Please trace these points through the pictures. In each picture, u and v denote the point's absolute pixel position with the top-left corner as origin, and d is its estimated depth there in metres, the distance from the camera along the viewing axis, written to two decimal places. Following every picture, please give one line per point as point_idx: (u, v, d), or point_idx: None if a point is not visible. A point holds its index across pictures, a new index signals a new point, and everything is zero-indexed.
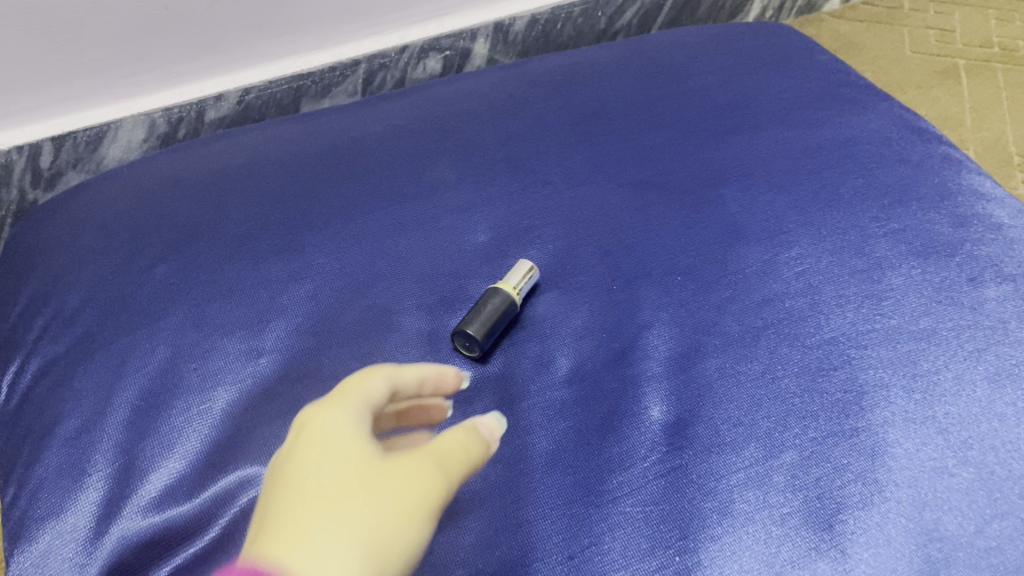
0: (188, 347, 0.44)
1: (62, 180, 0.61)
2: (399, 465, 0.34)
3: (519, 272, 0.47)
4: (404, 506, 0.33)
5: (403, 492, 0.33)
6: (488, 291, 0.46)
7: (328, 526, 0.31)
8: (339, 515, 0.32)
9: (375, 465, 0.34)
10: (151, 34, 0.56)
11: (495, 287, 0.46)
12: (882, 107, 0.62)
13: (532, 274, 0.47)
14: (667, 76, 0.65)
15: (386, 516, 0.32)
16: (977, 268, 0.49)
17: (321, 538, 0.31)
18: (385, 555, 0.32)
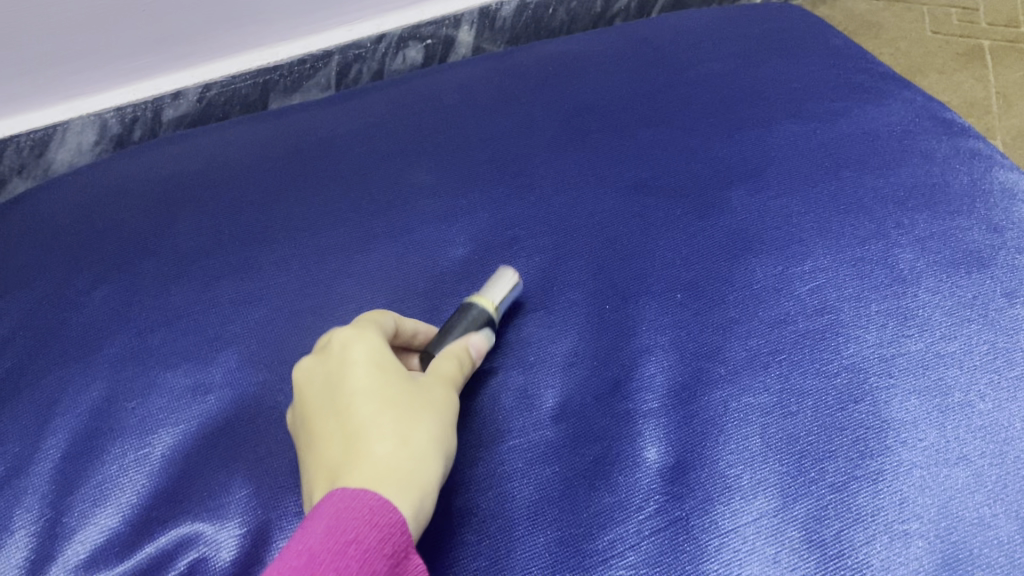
0: (126, 383, 0.40)
1: (7, 188, 0.56)
2: (431, 387, 0.35)
3: (493, 282, 0.42)
4: (446, 417, 0.35)
5: (446, 413, 0.35)
6: (458, 310, 0.40)
7: (389, 442, 0.33)
8: (394, 428, 0.33)
9: (411, 387, 0.35)
10: (96, 27, 0.51)
11: (465, 305, 0.41)
12: (902, 97, 0.57)
13: (512, 283, 0.42)
14: (666, 66, 0.60)
15: (437, 428, 0.34)
16: (1011, 282, 0.44)
17: (382, 455, 0.32)
18: (443, 462, 0.34)
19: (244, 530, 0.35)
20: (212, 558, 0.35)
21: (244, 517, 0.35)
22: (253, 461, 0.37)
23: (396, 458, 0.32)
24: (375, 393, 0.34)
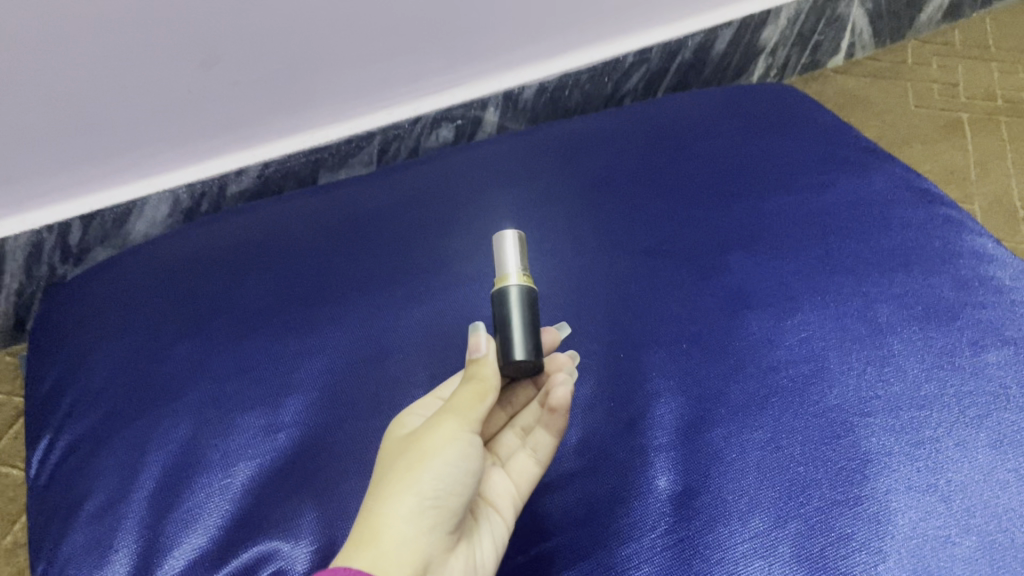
0: (208, 424, 0.46)
1: (91, 256, 0.64)
2: (419, 431, 0.37)
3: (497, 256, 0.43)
4: (422, 453, 0.36)
5: (421, 454, 0.36)
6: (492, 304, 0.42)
7: (368, 504, 0.36)
8: (375, 489, 0.36)
9: (403, 443, 0.37)
10: (174, 116, 0.60)
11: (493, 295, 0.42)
12: (883, 169, 0.64)
13: (507, 241, 0.42)
14: (672, 143, 0.67)
15: (407, 473, 0.36)
16: (978, 332, 0.50)
17: (361, 517, 0.35)
18: (413, 501, 0.35)
19: (314, 547, 0.41)
20: (287, 571, 0.41)
21: (314, 536, 0.42)
22: (319, 491, 0.43)
23: (366, 516, 0.35)
24: (381, 461, 0.38)
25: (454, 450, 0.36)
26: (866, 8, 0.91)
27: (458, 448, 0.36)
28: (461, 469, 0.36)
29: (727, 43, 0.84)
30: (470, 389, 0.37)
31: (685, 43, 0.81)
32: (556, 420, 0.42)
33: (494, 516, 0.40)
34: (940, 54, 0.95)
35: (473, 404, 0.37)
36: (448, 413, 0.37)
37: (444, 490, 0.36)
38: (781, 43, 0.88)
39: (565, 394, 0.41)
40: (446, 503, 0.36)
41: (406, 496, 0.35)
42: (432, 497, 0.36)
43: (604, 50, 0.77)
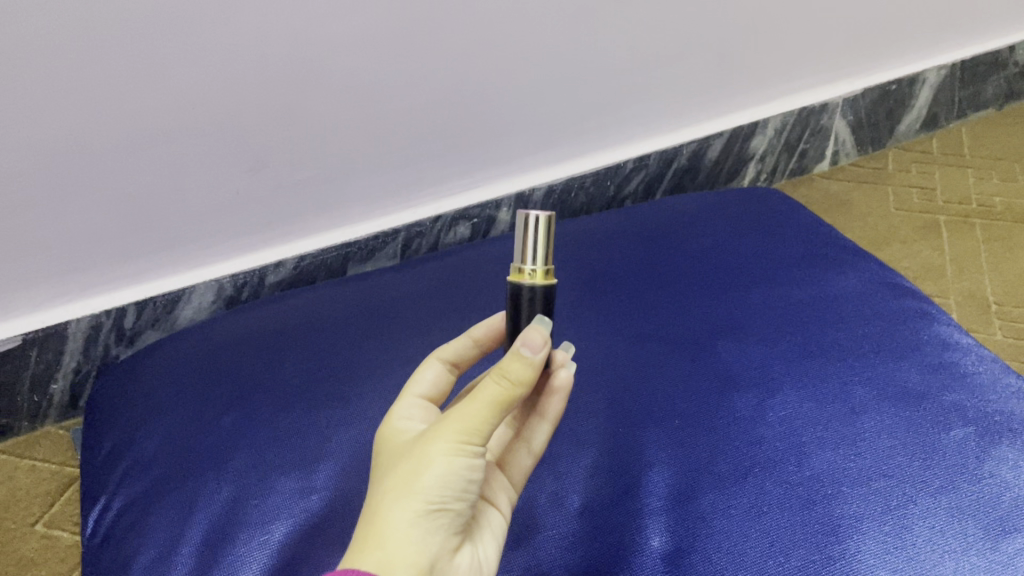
0: (249, 487, 0.52)
1: (142, 338, 0.71)
2: (425, 437, 0.36)
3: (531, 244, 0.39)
4: (424, 459, 0.35)
5: (424, 460, 0.35)
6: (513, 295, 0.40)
7: (372, 507, 0.35)
8: (380, 493, 0.36)
9: (409, 447, 0.37)
10: (223, 215, 0.68)
11: (522, 287, 0.40)
12: (860, 266, 0.70)
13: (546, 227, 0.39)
14: (667, 241, 0.74)
15: (408, 479, 0.35)
16: (942, 412, 0.56)
17: (364, 519, 0.35)
18: (412, 509, 0.34)
19: None
20: None
21: None
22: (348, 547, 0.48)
23: (368, 519, 0.35)
24: (388, 462, 0.37)
25: (459, 461, 0.35)
26: (847, 119, 0.99)
27: (464, 457, 0.35)
28: (466, 480, 0.36)
29: (719, 150, 0.92)
30: (484, 402, 0.35)
31: (680, 151, 0.89)
32: (558, 404, 0.44)
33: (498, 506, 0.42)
34: (919, 161, 1.03)
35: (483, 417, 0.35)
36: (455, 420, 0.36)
37: (448, 498, 0.35)
38: (769, 150, 0.96)
39: (568, 376, 0.43)
40: (449, 509, 0.36)
41: (410, 505, 0.34)
42: (436, 503, 0.35)
43: (605, 157, 0.85)
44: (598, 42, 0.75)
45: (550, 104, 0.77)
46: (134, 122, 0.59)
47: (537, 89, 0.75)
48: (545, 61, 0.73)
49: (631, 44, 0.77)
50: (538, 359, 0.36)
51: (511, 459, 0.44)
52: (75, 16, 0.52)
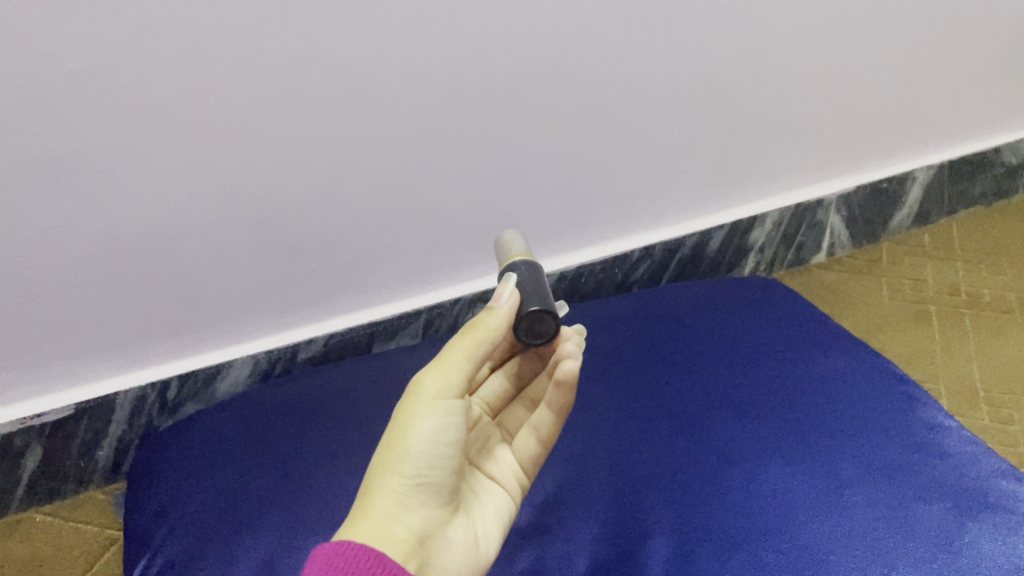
0: (280, 548, 0.57)
1: (182, 409, 0.76)
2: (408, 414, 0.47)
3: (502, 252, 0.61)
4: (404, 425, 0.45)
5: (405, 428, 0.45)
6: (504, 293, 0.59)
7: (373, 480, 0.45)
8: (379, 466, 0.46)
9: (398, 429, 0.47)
10: (261, 296, 0.74)
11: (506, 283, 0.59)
12: (850, 350, 0.75)
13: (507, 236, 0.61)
14: (670, 324, 0.79)
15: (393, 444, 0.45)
16: (925, 487, 0.60)
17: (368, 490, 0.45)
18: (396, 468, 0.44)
19: None
20: None
21: None
22: None
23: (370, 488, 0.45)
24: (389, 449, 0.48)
25: (424, 425, 0.45)
26: (841, 214, 1.06)
27: (429, 420, 0.45)
28: (441, 436, 0.45)
29: (720, 241, 0.98)
30: (446, 367, 0.46)
31: (684, 241, 0.96)
32: (560, 395, 0.52)
33: (505, 483, 0.52)
34: (912, 253, 1.09)
35: (440, 381, 0.45)
36: (415, 392, 0.46)
37: (422, 466, 0.45)
38: (768, 242, 1.03)
39: (572, 368, 0.50)
40: (428, 476, 0.45)
41: (391, 478, 0.44)
42: (413, 474, 0.45)
43: (613, 246, 0.92)
44: (605, 142, 0.82)
45: (562, 197, 0.84)
46: (188, 212, 0.66)
47: (549, 184, 0.82)
48: (556, 159, 0.80)
49: (636, 143, 0.84)
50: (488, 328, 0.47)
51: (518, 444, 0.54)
52: (145, 118, 0.60)
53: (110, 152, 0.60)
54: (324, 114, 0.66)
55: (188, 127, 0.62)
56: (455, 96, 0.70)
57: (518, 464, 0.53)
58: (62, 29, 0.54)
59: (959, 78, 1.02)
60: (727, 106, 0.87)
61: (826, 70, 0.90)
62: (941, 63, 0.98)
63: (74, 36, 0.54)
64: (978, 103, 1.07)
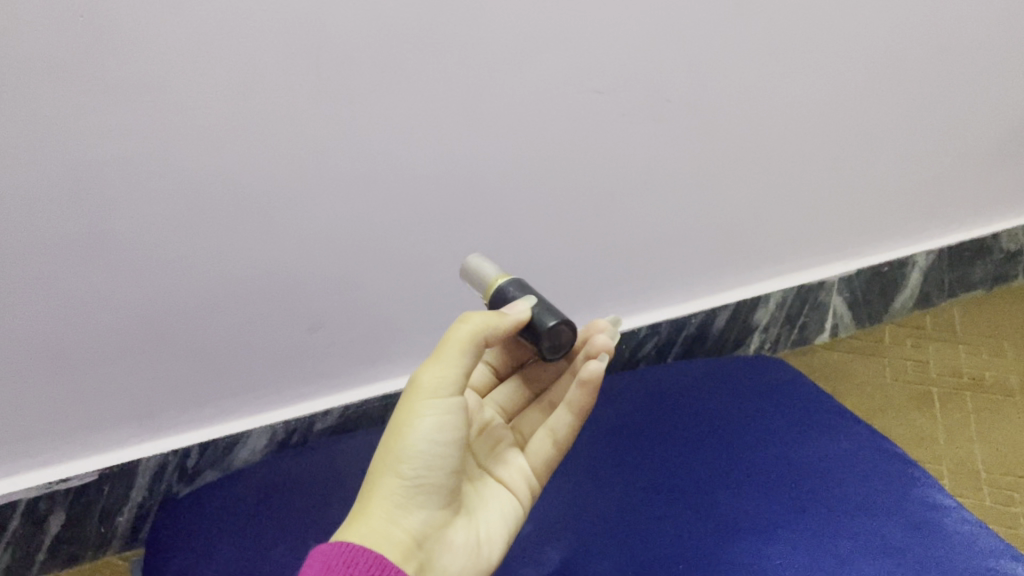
0: None
1: (201, 477, 0.79)
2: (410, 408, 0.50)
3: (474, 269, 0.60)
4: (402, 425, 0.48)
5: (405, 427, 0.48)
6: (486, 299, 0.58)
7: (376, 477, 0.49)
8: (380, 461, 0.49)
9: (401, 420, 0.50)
10: (282, 369, 0.77)
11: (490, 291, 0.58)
12: (850, 429, 0.77)
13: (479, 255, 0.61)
14: (675, 401, 0.82)
15: (392, 445, 0.48)
16: (925, 567, 0.61)
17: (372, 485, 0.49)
18: (393, 472, 0.48)
19: None
20: None
21: None
22: None
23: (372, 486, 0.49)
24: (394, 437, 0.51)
25: (419, 425, 0.48)
26: (842, 296, 1.09)
27: (424, 419, 0.48)
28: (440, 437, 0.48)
29: (725, 320, 1.01)
30: (445, 370, 0.48)
31: (690, 319, 0.98)
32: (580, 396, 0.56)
33: (516, 483, 0.55)
34: (914, 335, 1.12)
35: (432, 382, 0.48)
36: (412, 391, 0.49)
37: (419, 466, 0.48)
38: (772, 322, 1.05)
39: (597, 369, 0.54)
40: (426, 475, 0.48)
41: (389, 479, 0.48)
42: (411, 473, 0.48)
43: (620, 324, 0.95)
44: (611, 224, 0.86)
45: (571, 276, 0.87)
46: (215, 284, 0.70)
47: (558, 263, 0.86)
48: (565, 240, 0.84)
49: (641, 226, 0.88)
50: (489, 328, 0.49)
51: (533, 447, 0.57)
52: (179, 197, 0.65)
53: (146, 230, 0.65)
54: (346, 193, 0.70)
55: (218, 206, 0.66)
56: (467, 179, 0.75)
57: (530, 465, 0.57)
58: (106, 116, 0.59)
59: (952, 165, 1.06)
60: (728, 191, 0.91)
61: (821, 158, 0.95)
62: (932, 152, 1.03)
63: (117, 123, 0.60)
64: (971, 190, 1.11)
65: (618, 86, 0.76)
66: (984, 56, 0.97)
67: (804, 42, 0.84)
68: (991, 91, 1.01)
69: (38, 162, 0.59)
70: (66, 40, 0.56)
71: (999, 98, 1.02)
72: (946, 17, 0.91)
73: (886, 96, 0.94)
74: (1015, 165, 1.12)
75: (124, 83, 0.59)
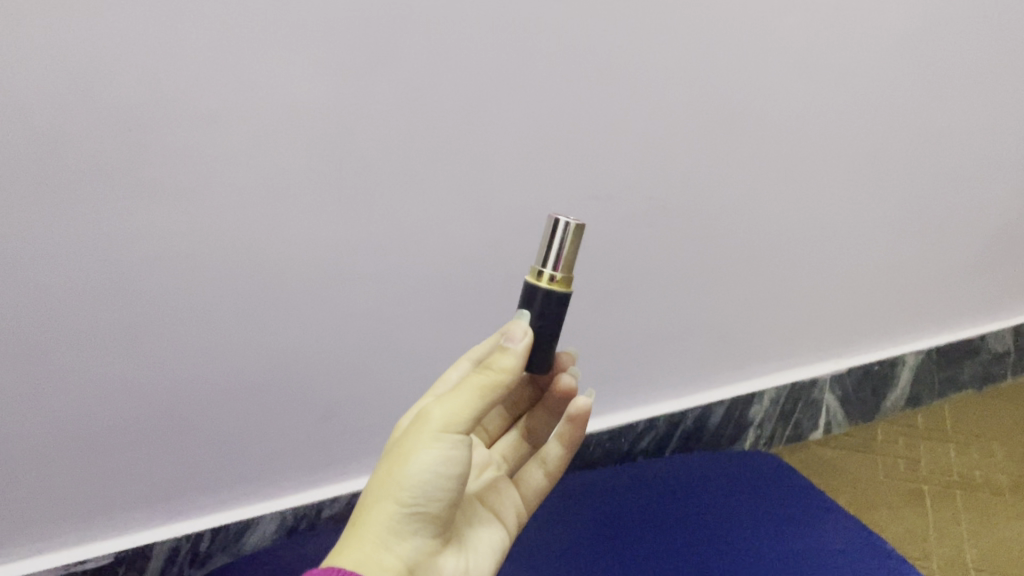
0: None
1: (210, 562, 0.82)
2: (415, 430, 0.46)
3: (555, 246, 0.51)
4: (409, 450, 0.45)
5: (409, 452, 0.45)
6: (527, 289, 0.51)
7: (368, 502, 0.46)
8: (375, 484, 0.46)
9: (399, 441, 0.47)
10: (294, 455, 0.83)
11: (539, 283, 0.51)
12: (840, 524, 0.80)
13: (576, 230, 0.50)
14: (670, 494, 0.85)
15: (394, 469, 0.45)
16: None
17: (363, 509, 0.46)
18: (392, 499, 0.44)
19: None
20: None
21: None
22: None
23: (366, 510, 0.45)
24: (385, 457, 0.48)
25: (431, 457, 0.45)
26: (835, 393, 1.13)
27: (437, 454, 0.45)
28: (445, 471, 0.45)
29: (720, 415, 1.05)
30: (464, 399, 0.45)
31: (687, 413, 1.02)
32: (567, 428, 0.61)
33: (507, 510, 0.58)
34: (905, 433, 1.15)
35: (447, 412, 0.45)
36: (429, 422, 0.45)
37: (421, 497, 0.45)
38: (767, 417, 1.09)
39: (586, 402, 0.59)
40: (425, 508, 0.46)
41: (387, 507, 0.44)
42: (412, 504, 0.45)
43: (618, 417, 0.99)
44: (611, 323, 0.91)
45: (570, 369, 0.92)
46: (236, 371, 0.76)
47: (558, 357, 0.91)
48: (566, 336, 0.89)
49: (639, 325, 0.93)
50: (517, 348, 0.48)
51: (525, 482, 0.62)
52: (206, 293, 0.71)
53: (179, 321, 0.71)
54: (361, 288, 0.77)
55: (244, 298, 0.72)
56: (474, 281, 0.81)
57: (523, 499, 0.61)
58: (153, 221, 0.66)
59: (935, 270, 1.11)
60: (720, 293, 0.96)
61: (811, 266, 1.00)
62: (915, 260, 1.09)
63: (160, 228, 0.66)
64: (955, 295, 1.17)
65: (615, 194, 0.82)
66: (959, 172, 1.04)
67: (792, 157, 0.90)
68: (971, 203, 1.07)
69: (86, 263, 0.65)
70: (124, 158, 0.62)
71: (977, 210, 1.09)
72: (925, 137, 0.98)
73: (870, 208, 1.00)
74: (994, 271, 1.17)
75: (171, 193, 0.65)
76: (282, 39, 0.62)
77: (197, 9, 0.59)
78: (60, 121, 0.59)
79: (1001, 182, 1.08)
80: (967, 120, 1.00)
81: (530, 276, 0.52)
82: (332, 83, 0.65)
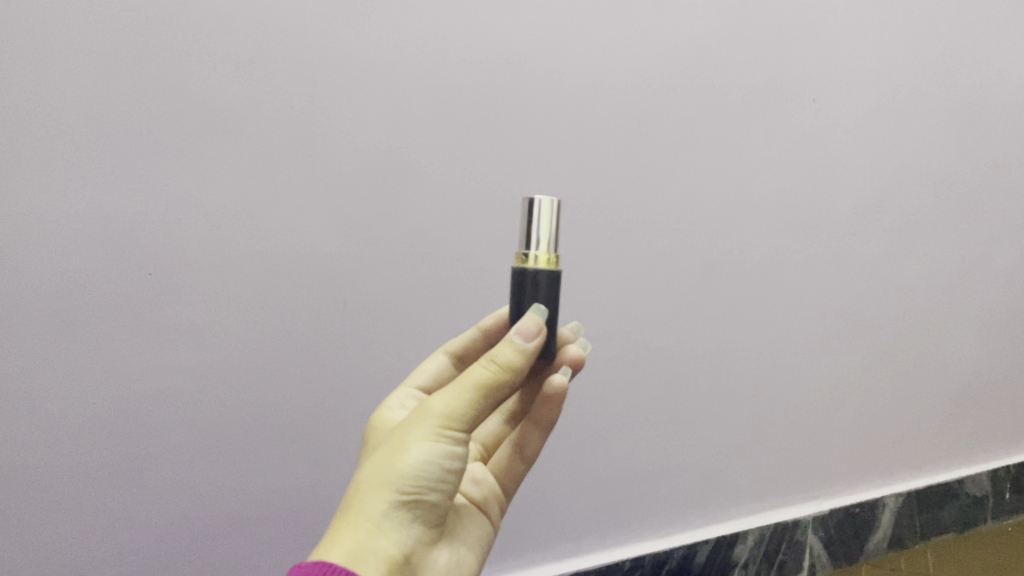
0: None
1: None
2: (413, 423, 0.48)
3: (536, 223, 0.54)
4: (410, 443, 0.47)
5: (409, 443, 0.47)
6: (516, 273, 0.54)
7: (360, 489, 0.46)
8: (368, 472, 0.47)
9: (396, 433, 0.48)
10: None
11: (527, 266, 0.54)
12: None
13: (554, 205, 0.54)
14: None
15: (392, 459, 0.46)
16: None
17: (355, 495, 0.46)
18: (389, 488, 0.46)
19: None
20: None
21: None
22: None
23: (360, 496, 0.46)
24: (377, 449, 0.49)
25: (431, 447, 0.47)
26: (819, 536, 1.15)
27: (436, 444, 0.47)
28: (441, 462, 0.47)
29: (705, 555, 1.07)
30: (466, 388, 0.47)
31: (671, 552, 1.04)
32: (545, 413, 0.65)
33: (489, 500, 0.66)
34: None
35: (447, 407, 0.47)
36: (429, 413, 0.47)
37: (417, 489, 0.46)
38: (751, 558, 1.10)
39: (560, 384, 0.61)
40: (421, 496, 0.47)
41: (385, 494, 0.45)
42: (410, 491, 0.46)
43: (602, 554, 1.01)
44: (595, 463, 0.96)
45: (554, 505, 0.97)
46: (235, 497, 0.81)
47: (544, 495, 0.95)
48: (552, 474, 0.94)
49: (622, 466, 0.98)
50: (528, 347, 0.48)
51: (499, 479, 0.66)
52: (206, 427, 0.77)
53: (184, 447, 0.77)
54: None
55: (246, 421, 0.79)
56: None
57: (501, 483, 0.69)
58: (176, 351, 0.73)
59: (910, 416, 1.16)
60: (700, 432, 1.01)
61: (789, 409, 1.06)
62: (894, 408, 1.14)
63: (168, 363, 0.73)
64: (935, 450, 1.21)
65: (600, 335, 0.89)
66: (937, 333, 1.12)
67: (763, 305, 0.98)
68: (939, 353, 1.14)
69: (102, 394, 0.71)
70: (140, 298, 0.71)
71: (948, 361, 1.15)
72: (891, 290, 1.06)
73: (849, 361, 1.07)
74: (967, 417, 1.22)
75: (178, 331, 0.73)
76: (320, 215, 0.74)
77: (231, 188, 0.71)
78: (88, 273, 0.68)
79: (974, 343, 1.16)
80: (942, 284, 1.09)
81: (516, 263, 0.55)
82: (354, 233, 0.77)
